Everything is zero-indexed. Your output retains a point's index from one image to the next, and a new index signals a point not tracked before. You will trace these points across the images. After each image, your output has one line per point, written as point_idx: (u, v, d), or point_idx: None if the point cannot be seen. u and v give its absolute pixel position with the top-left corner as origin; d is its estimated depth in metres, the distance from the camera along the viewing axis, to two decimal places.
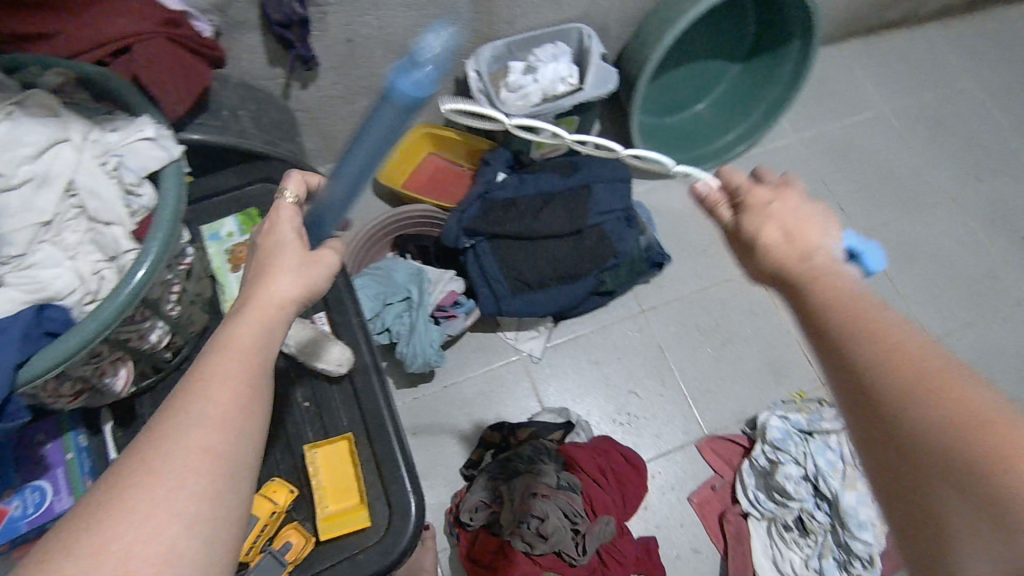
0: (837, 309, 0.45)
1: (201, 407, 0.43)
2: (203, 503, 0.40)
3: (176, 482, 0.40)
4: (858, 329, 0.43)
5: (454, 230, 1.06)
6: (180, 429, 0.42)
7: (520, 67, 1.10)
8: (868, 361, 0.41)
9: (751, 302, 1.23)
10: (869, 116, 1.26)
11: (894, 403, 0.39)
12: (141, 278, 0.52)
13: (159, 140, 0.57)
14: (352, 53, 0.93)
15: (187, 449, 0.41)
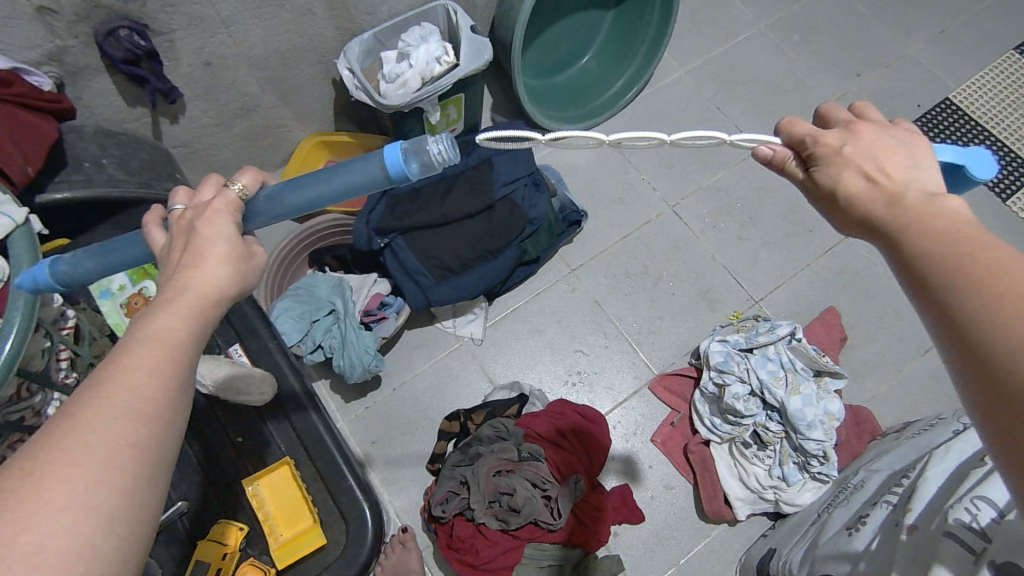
0: (944, 226, 0.46)
1: (125, 396, 0.39)
2: (113, 507, 0.36)
3: (86, 485, 0.36)
4: (953, 245, 0.44)
5: (364, 233, 1.07)
6: (98, 422, 0.38)
7: (392, 55, 1.08)
8: (949, 275, 0.43)
9: (676, 235, 1.25)
10: (725, 49, 1.46)
11: (966, 303, 0.41)
12: (10, 351, 0.50)
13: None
14: (213, 75, 0.98)
15: (97, 447, 0.37)
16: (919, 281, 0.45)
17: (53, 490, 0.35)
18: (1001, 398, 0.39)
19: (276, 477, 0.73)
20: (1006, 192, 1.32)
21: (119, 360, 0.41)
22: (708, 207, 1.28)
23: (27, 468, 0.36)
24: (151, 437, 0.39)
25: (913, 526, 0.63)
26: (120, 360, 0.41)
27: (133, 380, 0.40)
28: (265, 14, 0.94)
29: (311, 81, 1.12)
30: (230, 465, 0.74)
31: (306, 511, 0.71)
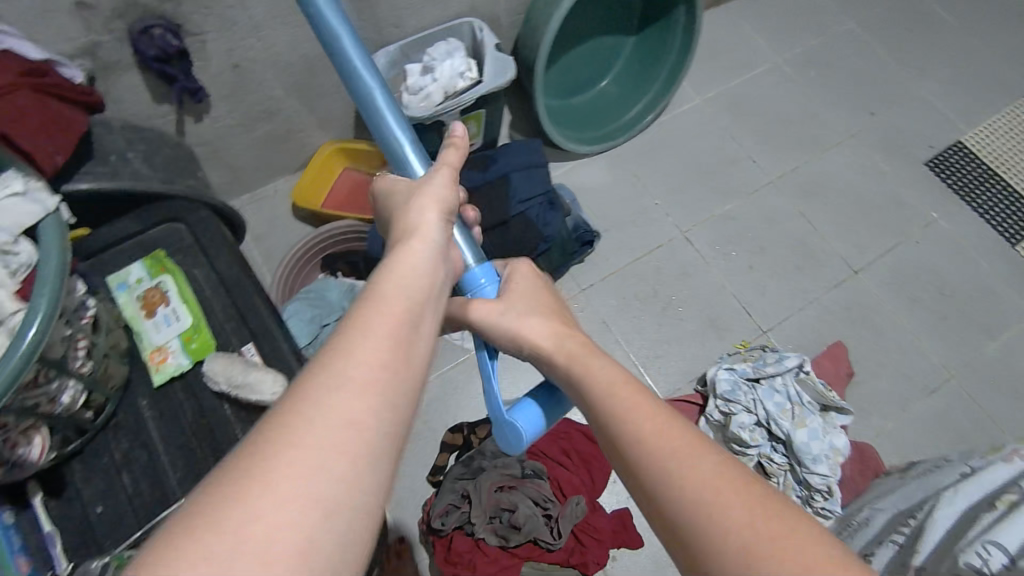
0: (653, 435, 0.48)
1: (353, 372, 0.41)
2: (351, 505, 0.37)
3: (316, 469, 0.37)
4: (664, 469, 0.46)
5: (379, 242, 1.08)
6: (327, 403, 0.40)
7: (416, 69, 1.10)
8: (680, 505, 0.44)
9: (685, 262, 1.28)
10: (742, 79, 1.48)
11: (703, 527, 0.42)
12: (33, 338, 0.51)
13: (30, 193, 0.57)
14: (241, 77, 0.99)
15: (339, 441, 0.38)
16: (651, 502, 0.47)
17: (295, 479, 0.36)
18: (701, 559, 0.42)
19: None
20: (1015, 237, 1.33)
21: (358, 347, 0.43)
22: (718, 235, 1.31)
23: (269, 462, 0.37)
24: (375, 442, 0.40)
25: (922, 566, 0.64)
26: (357, 346, 0.43)
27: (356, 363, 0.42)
28: (294, 21, 0.95)
29: (334, 89, 1.14)
30: None
31: None
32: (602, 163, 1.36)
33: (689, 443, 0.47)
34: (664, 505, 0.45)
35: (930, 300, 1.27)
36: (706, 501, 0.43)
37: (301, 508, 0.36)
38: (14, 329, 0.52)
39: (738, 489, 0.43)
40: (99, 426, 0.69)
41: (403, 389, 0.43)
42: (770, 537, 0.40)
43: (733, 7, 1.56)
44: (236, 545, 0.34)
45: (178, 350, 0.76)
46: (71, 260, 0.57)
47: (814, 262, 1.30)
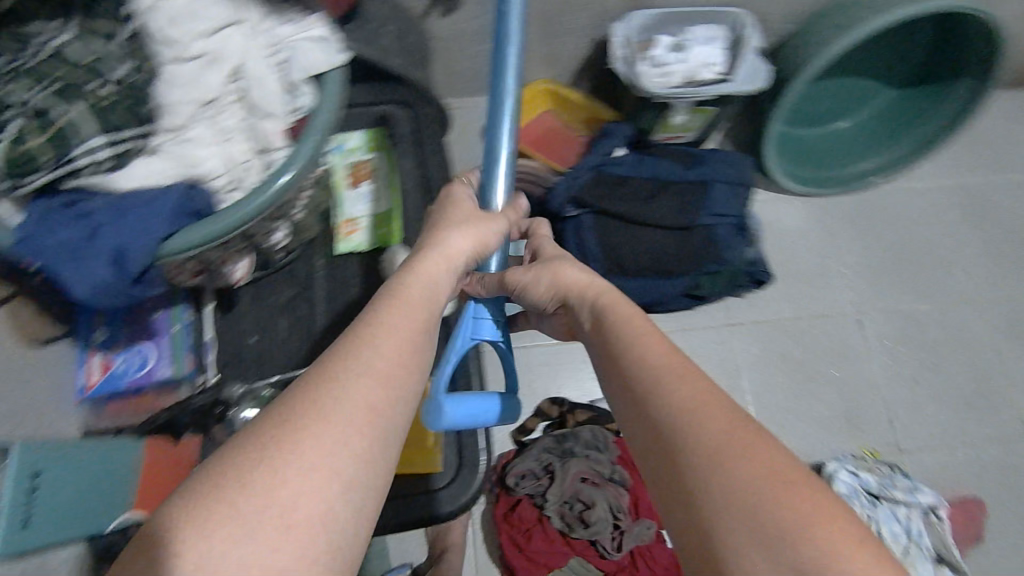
0: (659, 374, 0.48)
1: (367, 355, 0.46)
2: (362, 479, 0.40)
3: (336, 440, 0.40)
4: (678, 420, 0.44)
5: (561, 196, 1.05)
6: (345, 383, 0.43)
7: (668, 42, 1.03)
8: (690, 448, 0.42)
9: (845, 342, 1.18)
10: (994, 177, 1.30)
11: (698, 462, 0.41)
12: (285, 182, 0.59)
13: (325, 46, 0.65)
14: None
15: (358, 419, 0.42)
16: (664, 454, 0.43)
17: (322, 451, 0.39)
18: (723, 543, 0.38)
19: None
20: None
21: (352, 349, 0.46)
22: (894, 332, 1.19)
23: (287, 434, 0.39)
24: (392, 424, 0.44)
25: None
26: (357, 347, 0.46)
27: (371, 353, 0.46)
28: None
29: (576, 31, 1.10)
30: None
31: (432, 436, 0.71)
32: (803, 207, 1.25)
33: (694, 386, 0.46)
34: (657, 445, 0.44)
35: None
36: (708, 440, 0.42)
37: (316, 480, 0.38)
38: (274, 163, 0.62)
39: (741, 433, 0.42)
40: (280, 266, 0.75)
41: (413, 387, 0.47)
42: (763, 481, 0.39)
43: (1018, 95, 1.37)
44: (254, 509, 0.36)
45: (365, 225, 0.77)
46: (334, 119, 0.64)
47: (988, 402, 1.15)
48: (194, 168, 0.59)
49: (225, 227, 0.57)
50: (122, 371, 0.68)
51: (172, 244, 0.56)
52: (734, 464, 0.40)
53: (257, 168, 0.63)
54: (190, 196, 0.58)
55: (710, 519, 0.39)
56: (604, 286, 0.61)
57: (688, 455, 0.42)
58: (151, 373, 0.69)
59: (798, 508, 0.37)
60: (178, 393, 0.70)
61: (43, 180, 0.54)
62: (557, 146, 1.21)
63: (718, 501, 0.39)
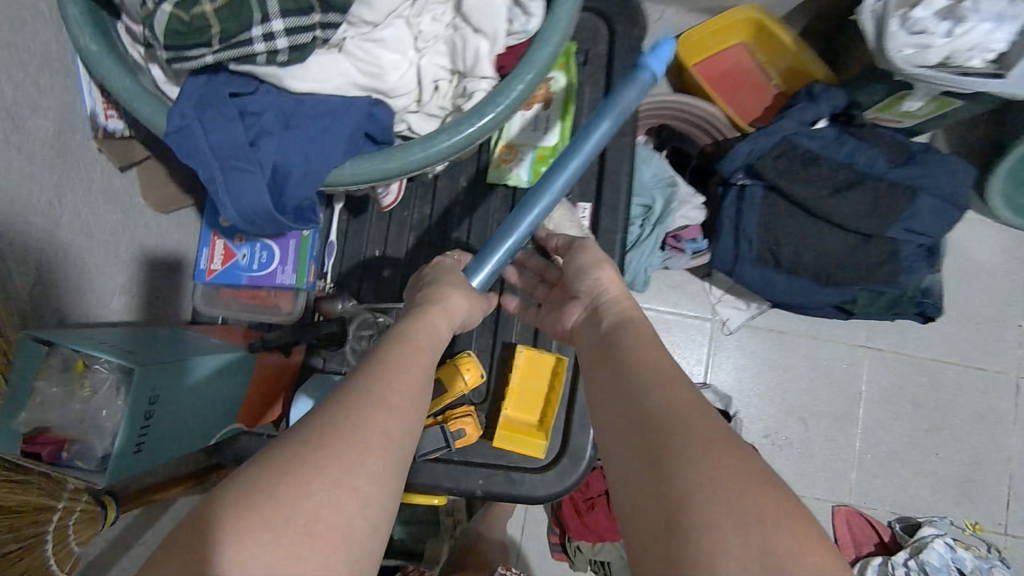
0: (641, 373, 0.41)
1: (390, 378, 0.40)
2: (382, 496, 0.36)
3: (356, 461, 0.35)
4: (653, 400, 0.39)
5: (736, 161, 0.91)
6: (368, 404, 0.38)
7: (942, 4, 0.81)
8: (670, 421, 0.37)
9: (993, 404, 1.03)
10: None
11: (675, 441, 0.36)
12: (489, 121, 0.48)
13: None
14: None
15: (378, 443, 0.37)
16: (641, 426, 0.38)
17: (343, 471, 0.34)
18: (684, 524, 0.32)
19: (559, 368, 0.62)
20: None
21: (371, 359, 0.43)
22: None
23: (315, 442, 0.35)
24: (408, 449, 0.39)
25: None
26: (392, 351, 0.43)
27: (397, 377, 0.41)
28: None
29: None
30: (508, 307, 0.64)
31: (548, 414, 0.61)
32: (1002, 237, 1.05)
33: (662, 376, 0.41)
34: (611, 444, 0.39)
35: None
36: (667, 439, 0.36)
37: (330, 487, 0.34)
38: (477, 96, 0.51)
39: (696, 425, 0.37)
40: (422, 182, 0.67)
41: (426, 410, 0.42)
42: (731, 484, 0.33)
43: None
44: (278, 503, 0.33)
45: (528, 163, 0.66)
46: (561, 45, 0.50)
47: None
48: (379, 79, 0.50)
49: (421, 161, 0.48)
50: (244, 265, 0.63)
51: (349, 171, 0.48)
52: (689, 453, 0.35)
53: (450, 92, 0.53)
54: (370, 115, 0.50)
55: (682, 498, 0.33)
56: (606, 270, 0.52)
57: (665, 428, 0.37)
58: (271, 276, 0.62)
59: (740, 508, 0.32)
60: (294, 302, 0.64)
61: (211, 59, 0.44)
62: (739, 91, 1.04)
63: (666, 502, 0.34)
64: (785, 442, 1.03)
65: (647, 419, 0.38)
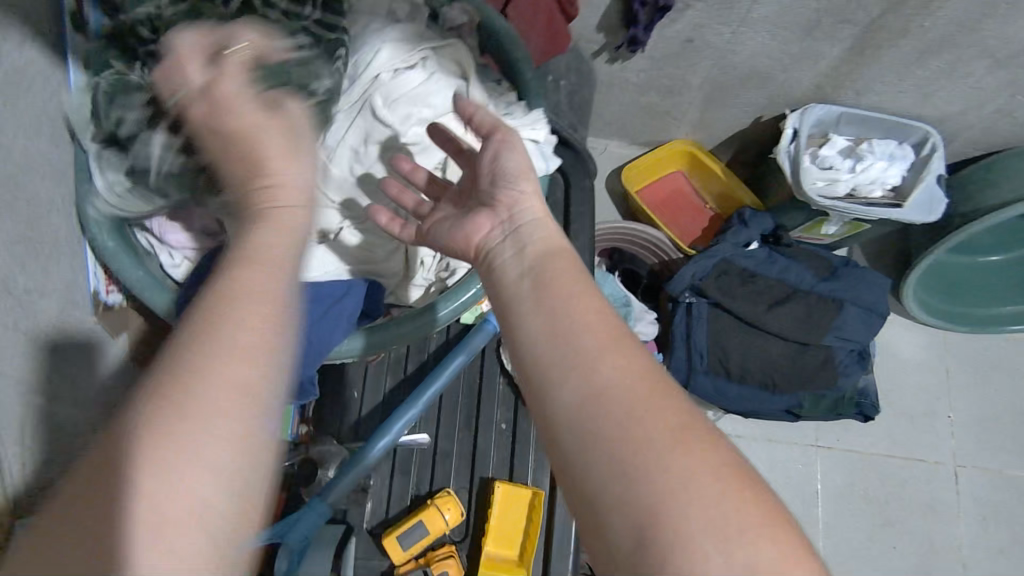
0: (584, 356, 0.39)
1: (231, 331, 0.34)
2: (247, 460, 0.32)
3: (211, 441, 0.31)
4: (611, 407, 0.37)
5: (684, 282, 0.99)
6: (214, 356, 0.33)
7: (843, 146, 0.99)
8: (634, 435, 0.35)
9: (938, 495, 1.10)
10: None
11: (646, 460, 0.34)
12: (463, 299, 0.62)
13: (540, 148, 0.67)
14: (683, 51, 0.91)
15: (229, 405, 0.32)
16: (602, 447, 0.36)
17: (193, 459, 0.31)
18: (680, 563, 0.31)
19: (536, 501, 0.63)
20: None
21: (237, 277, 0.37)
22: (991, 491, 1.11)
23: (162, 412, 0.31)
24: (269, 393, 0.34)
25: None
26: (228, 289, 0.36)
27: (252, 317, 0.35)
28: (789, 32, 0.86)
29: (743, 104, 1.03)
30: (482, 442, 0.67)
31: (528, 546, 0.62)
32: (924, 337, 1.17)
33: (638, 360, 0.39)
34: (568, 432, 0.37)
35: None
36: (646, 430, 0.36)
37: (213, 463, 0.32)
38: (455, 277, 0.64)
39: (689, 435, 0.35)
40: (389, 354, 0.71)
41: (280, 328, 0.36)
42: (707, 496, 0.33)
43: None
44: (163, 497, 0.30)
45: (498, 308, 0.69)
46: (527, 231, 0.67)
47: None
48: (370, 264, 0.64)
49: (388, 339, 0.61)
50: None
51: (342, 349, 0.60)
52: (677, 472, 0.34)
53: (434, 266, 0.65)
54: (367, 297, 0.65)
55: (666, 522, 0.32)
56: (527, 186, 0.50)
57: (638, 454, 0.35)
58: None
59: (740, 521, 0.32)
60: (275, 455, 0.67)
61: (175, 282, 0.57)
62: (680, 213, 1.16)
63: (647, 511, 0.33)
64: None
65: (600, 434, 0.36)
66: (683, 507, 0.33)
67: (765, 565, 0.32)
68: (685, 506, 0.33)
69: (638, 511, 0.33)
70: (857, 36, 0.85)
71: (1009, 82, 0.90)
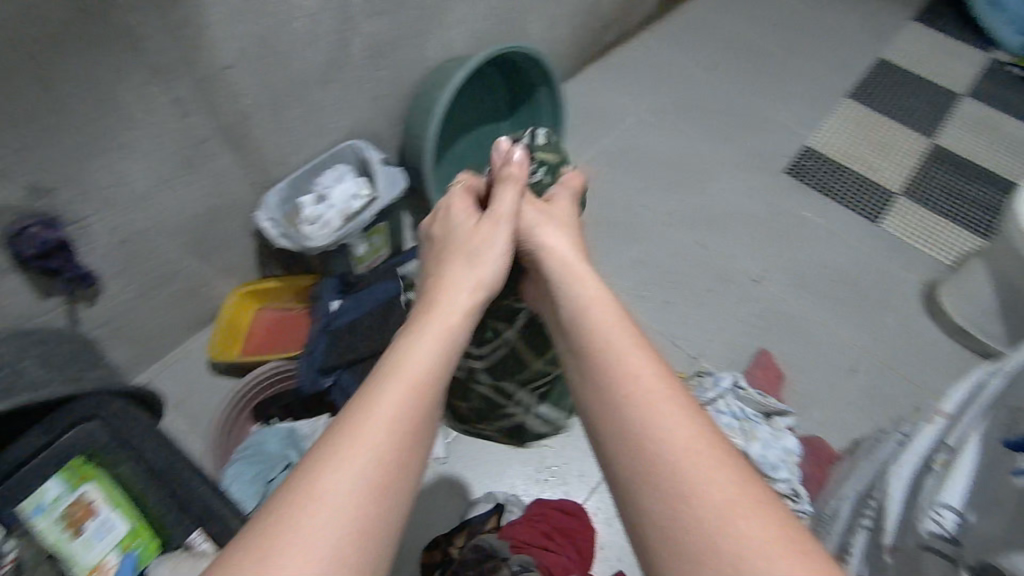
0: (647, 410, 0.51)
1: (364, 433, 0.50)
2: (348, 531, 0.45)
3: (321, 523, 0.44)
4: (646, 435, 0.49)
5: (309, 375, 1.10)
6: (340, 454, 0.48)
7: (310, 200, 1.11)
8: (666, 453, 0.48)
9: None
10: (616, 131, 1.64)
11: (683, 488, 0.46)
12: None
13: None
14: (131, 252, 0.97)
15: (351, 476, 0.47)
16: (639, 466, 0.48)
17: (315, 523, 0.44)
18: (690, 548, 0.43)
19: None
20: (876, 218, 1.54)
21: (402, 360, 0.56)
22: (632, 279, 1.40)
23: (304, 485, 0.46)
24: (387, 472, 0.49)
25: (892, 546, 0.67)
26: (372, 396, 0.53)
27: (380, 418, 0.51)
28: (180, 176, 0.96)
29: (230, 236, 1.12)
30: None
31: None
32: None
33: (697, 423, 0.50)
34: (621, 431, 0.51)
35: (827, 288, 1.42)
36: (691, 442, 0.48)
37: (376, 510, 0.47)
38: None
39: (732, 477, 0.46)
40: None
41: (394, 439, 0.50)
42: (737, 512, 0.44)
43: (587, 73, 1.76)
44: (335, 532, 0.44)
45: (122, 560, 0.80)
46: None
47: (720, 280, 1.41)
48: None
49: None
50: None
51: None
52: (716, 497, 0.45)
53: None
54: None
55: (687, 531, 0.44)
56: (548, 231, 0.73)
57: (672, 468, 0.47)
58: None
59: (761, 543, 0.42)
60: None
61: None
62: (288, 333, 1.24)
63: (680, 494, 0.45)
64: (554, 470, 1.16)
65: (640, 455, 0.49)
66: (703, 521, 0.44)
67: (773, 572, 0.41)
68: (706, 521, 0.44)
69: (665, 531, 0.45)
70: (225, 143, 0.98)
71: (354, 82, 1.12)
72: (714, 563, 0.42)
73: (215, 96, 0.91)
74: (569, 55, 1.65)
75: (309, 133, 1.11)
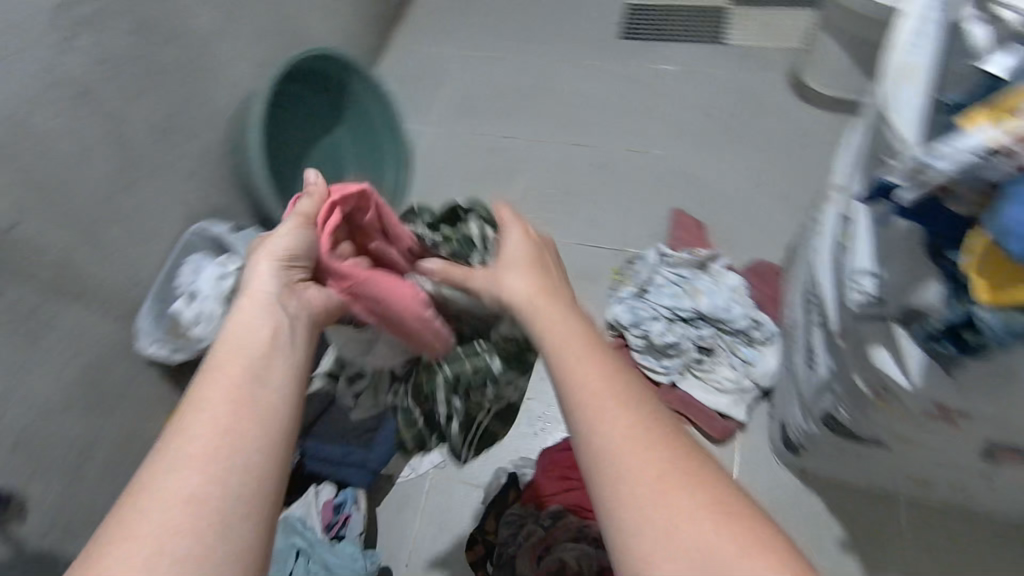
0: (597, 399, 0.51)
1: (195, 427, 0.48)
2: (205, 528, 0.43)
3: (173, 529, 0.43)
4: (595, 423, 0.50)
5: None
6: (178, 448, 0.47)
7: (182, 304, 1.07)
8: (609, 440, 0.49)
9: None
10: (446, 81, 1.59)
11: (642, 472, 0.47)
12: None
13: None
14: (34, 449, 0.89)
15: (192, 471, 0.46)
16: (596, 453, 0.49)
17: (164, 526, 0.43)
18: (637, 527, 0.45)
19: None
20: (716, 37, 1.54)
21: (216, 355, 0.53)
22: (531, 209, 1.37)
23: (141, 487, 0.45)
24: (241, 454, 0.47)
25: (842, 330, 0.66)
26: (211, 382, 0.51)
27: (215, 407, 0.49)
28: (36, 351, 0.88)
29: (128, 378, 1.05)
30: None
31: None
32: None
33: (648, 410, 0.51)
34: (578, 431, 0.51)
35: (702, 124, 1.42)
36: (628, 434, 0.49)
37: (217, 503, 0.45)
38: None
39: (689, 460, 0.48)
40: None
41: (244, 423, 0.49)
42: (680, 485, 0.46)
43: (391, 43, 1.68)
44: (181, 539, 0.43)
45: None
46: None
47: (607, 169, 1.40)
48: None
49: None
50: None
51: None
52: (675, 483, 0.46)
53: None
54: None
55: (635, 519, 0.45)
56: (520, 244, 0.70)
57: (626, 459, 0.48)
58: None
59: (704, 521, 0.44)
60: None
61: None
62: None
63: (623, 476, 0.47)
64: (546, 417, 1.15)
65: (594, 446, 0.49)
66: (665, 506, 0.45)
67: (714, 548, 0.43)
68: (670, 506, 0.45)
69: (613, 515, 0.46)
70: (61, 296, 0.90)
71: (160, 170, 1.04)
72: (666, 541, 0.44)
73: (20, 257, 0.83)
74: (363, 34, 1.58)
75: (144, 241, 1.03)
